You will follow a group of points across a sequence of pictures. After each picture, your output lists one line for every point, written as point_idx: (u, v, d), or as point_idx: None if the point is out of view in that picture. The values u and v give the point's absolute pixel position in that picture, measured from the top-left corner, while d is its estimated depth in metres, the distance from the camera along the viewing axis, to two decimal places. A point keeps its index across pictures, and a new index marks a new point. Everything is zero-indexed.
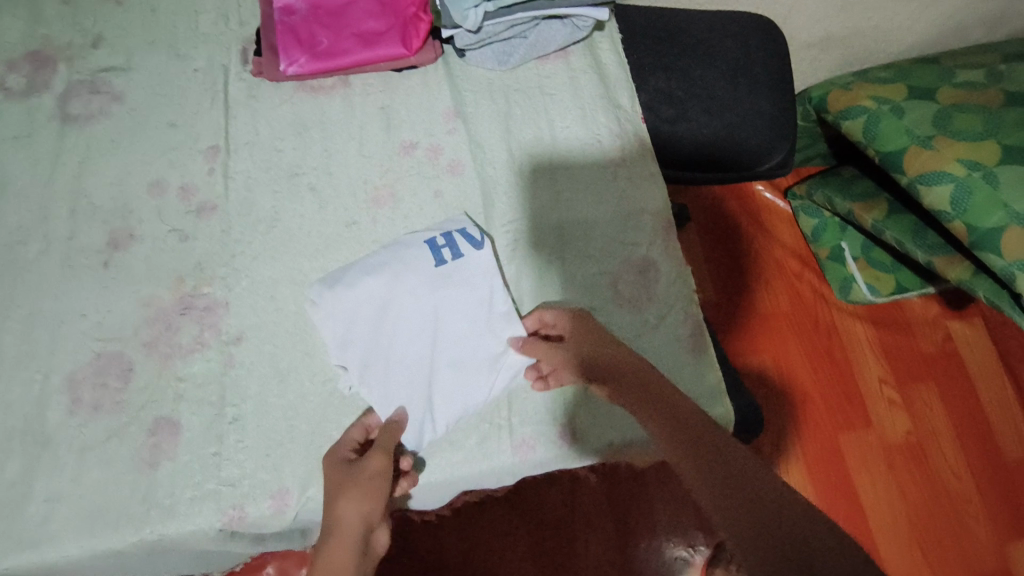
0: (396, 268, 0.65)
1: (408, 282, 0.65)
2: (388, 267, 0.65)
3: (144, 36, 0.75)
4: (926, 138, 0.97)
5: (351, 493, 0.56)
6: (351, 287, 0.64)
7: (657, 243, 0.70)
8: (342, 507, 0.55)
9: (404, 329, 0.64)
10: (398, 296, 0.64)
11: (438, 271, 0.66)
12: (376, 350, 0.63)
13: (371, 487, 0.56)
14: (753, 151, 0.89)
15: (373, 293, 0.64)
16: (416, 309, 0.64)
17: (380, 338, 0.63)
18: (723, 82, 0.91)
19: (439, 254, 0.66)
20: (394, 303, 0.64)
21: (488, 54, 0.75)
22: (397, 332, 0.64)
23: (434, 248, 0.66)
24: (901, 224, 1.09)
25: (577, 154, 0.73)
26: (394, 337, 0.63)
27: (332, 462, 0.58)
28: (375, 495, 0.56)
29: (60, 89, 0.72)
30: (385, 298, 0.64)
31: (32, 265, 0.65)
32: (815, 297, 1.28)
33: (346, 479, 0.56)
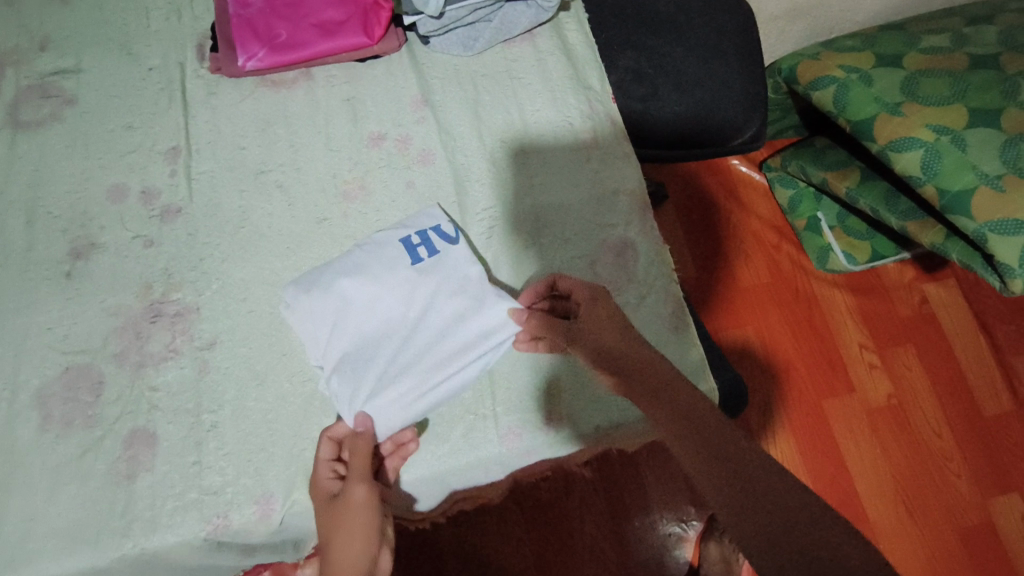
0: (372, 267, 0.64)
1: (385, 282, 0.63)
2: (365, 268, 0.64)
3: (94, 36, 0.72)
4: (895, 105, 0.98)
5: (342, 529, 0.54)
6: (327, 289, 0.63)
7: (634, 223, 0.69)
8: (336, 544, 0.54)
9: (382, 331, 0.62)
10: (375, 297, 0.63)
11: (414, 269, 0.64)
12: (354, 354, 0.61)
13: (357, 518, 0.55)
14: (725, 125, 0.88)
15: (349, 295, 0.63)
16: (394, 310, 0.63)
17: (358, 340, 0.62)
18: (692, 57, 0.90)
19: (415, 254, 0.65)
20: (371, 306, 0.63)
21: (453, 40, 0.74)
22: (376, 334, 0.62)
23: (410, 248, 0.65)
24: (873, 191, 1.10)
25: (548, 137, 0.73)
26: (373, 340, 0.62)
27: (315, 494, 0.56)
28: (363, 527, 0.55)
29: (8, 95, 0.69)
30: (362, 299, 0.63)
31: None
32: (793, 267, 1.29)
33: (335, 515, 0.55)
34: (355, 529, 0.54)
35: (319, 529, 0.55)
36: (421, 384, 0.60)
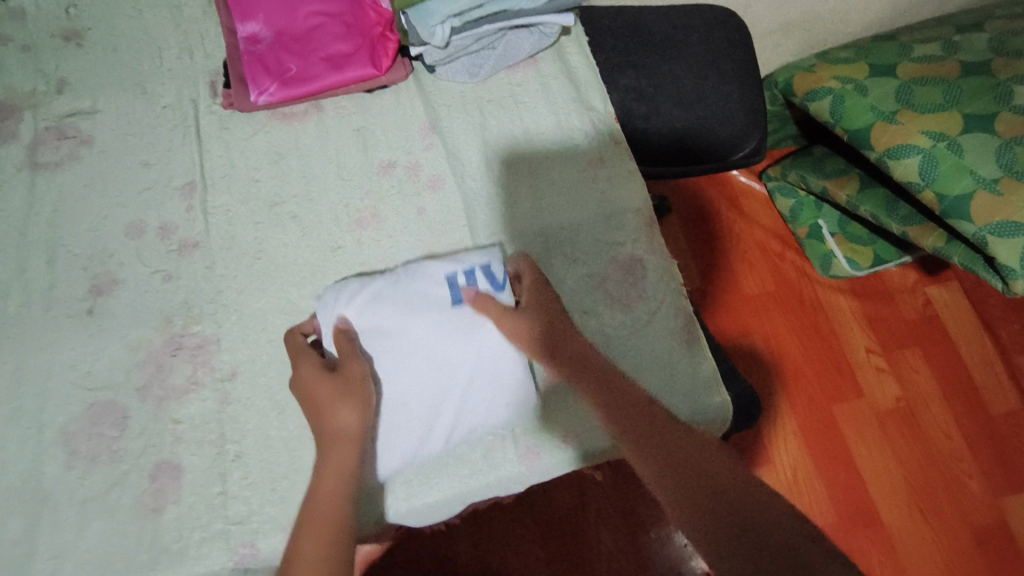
0: (412, 301, 0.64)
1: (422, 322, 0.63)
2: (405, 303, 0.64)
3: (109, 77, 0.74)
4: (890, 113, 1.00)
5: (342, 397, 0.58)
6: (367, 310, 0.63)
7: (642, 240, 0.70)
8: (338, 413, 0.57)
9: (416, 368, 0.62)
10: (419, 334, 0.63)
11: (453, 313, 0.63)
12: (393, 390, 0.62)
13: (359, 387, 0.59)
14: (725, 142, 0.90)
15: (388, 325, 0.63)
16: (431, 351, 0.63)
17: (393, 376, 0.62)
18: (691, 75, 0.92)
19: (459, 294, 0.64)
20: (410, 348, 0.63)
21: (458, 68, 0.76)
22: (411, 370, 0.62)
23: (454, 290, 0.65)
24: (873, 197, 1.11)
25: (555, 159, 0.74)
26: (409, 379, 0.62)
27: (309, 368, 0.60)
28: (364, 395, 0.59)
29: (26, 137, 0.71)
30: (400, 331, 0.63)
31: (14, 320, 0.64)
32: (797, 275, 1.31)
33: (333, 385, 0.58)
34: (362, 400, 0.58)
35: (317, 400, 0.58)
36: (439, 434, 0.61)
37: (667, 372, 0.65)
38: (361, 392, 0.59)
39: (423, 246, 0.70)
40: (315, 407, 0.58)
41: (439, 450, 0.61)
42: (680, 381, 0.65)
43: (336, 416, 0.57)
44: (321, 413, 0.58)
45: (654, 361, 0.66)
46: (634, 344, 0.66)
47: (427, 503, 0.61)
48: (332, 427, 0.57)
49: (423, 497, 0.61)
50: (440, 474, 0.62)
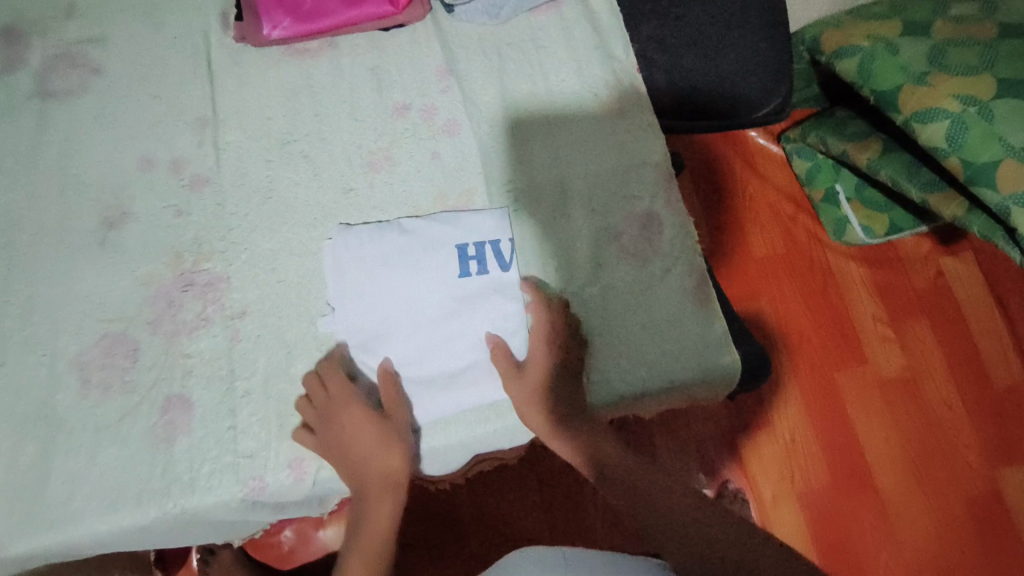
0: (420, 260, 0.65)
1: (427, 280, 0.65)
2: (412, 261, 0.65)
3: (119, 4, 0.72)
4: (921, 75, 0.97)
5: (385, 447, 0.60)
6: (371, 253, 0.65)
7: (660, 195, 0.69)
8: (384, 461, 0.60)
9: (419, 328, 0.64)
10: (424, 297, 0.64)
11: (460, 281, 0.65)
12: (391, 341, 0.63)
13: (406, 436, 0.60)
14: (749, 98, 0.87)
15: (392, 277, 0.65)
16: (434, 314, 0.64)
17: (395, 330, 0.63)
18: (716, 26, 0.88)
19: (464, 263, 0.66)
20: (412, 308, 0.64)
21: (477, 8, 0.73)
22: (414, 328, 0.64)
23: (461, 257, 0.66)
24: (895, 161, 1.09)
25: (575, 111, 0.72)
26: (410, 339, 0.63)
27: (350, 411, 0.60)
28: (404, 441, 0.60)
29: (34, 64, 0.69)
30: (406, 286, 0.64)
31: (26, 248, 0.64)
32: (810, 239, 1.29)
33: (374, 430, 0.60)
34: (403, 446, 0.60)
35: (358, 445, 0.59)
36: (452, 383, 0.62)
37: (677, 328, 0.65)
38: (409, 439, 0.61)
39: (437, 193, 0.69)
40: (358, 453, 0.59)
41: (449, 398, 0.62)
42: (691, 338, 0.65)
43: (385, 464, 0.60)
44: (369, 460, 0.59)
45: (665, 319, 0.65)
46: (647, 299, 0.66)
47: (435, 446, 0.62)
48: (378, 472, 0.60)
49: (431, 442, 0.62)
50: (449, 419, 0.62)
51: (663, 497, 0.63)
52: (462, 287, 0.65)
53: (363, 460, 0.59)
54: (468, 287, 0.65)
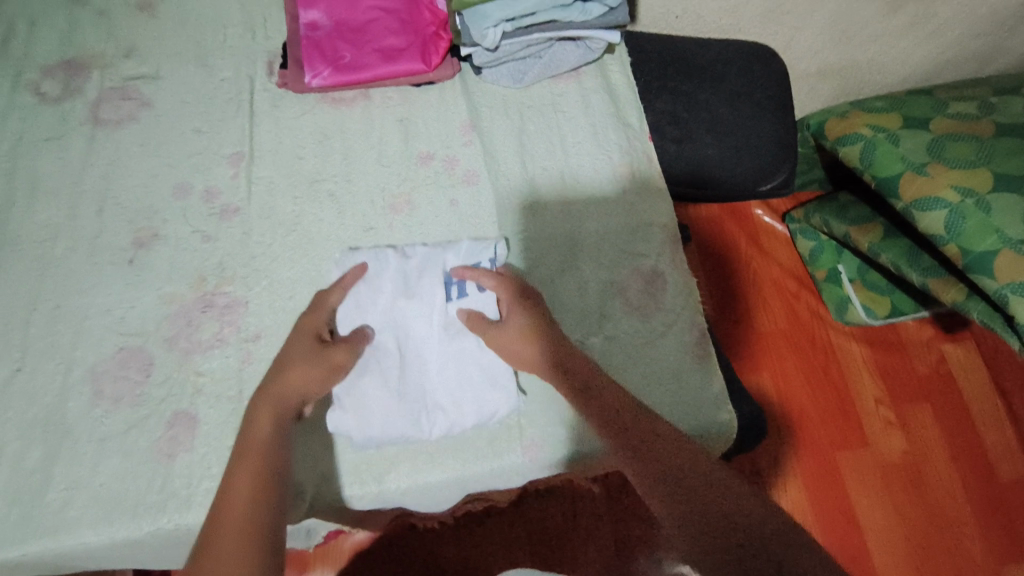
0: (410, 281, 0.68)
1: (419, 301, 0.67)
2: (409, 279, 0.68)
3: (174, 46, 0.78)
4: (920, 165, 1.01)
5: (306, 366, 0.60)
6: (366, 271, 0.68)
7: (665, 254, 0.72)
8: (293, 373, 0.60)
9: (417, 349, 0.66)
10: (415, 316, 0.67)
11: (448, 304, 0.67)
12: (380, 359, 0.65)
13: (330, 373, 0.61)
14: (755, 172, 0.92)
15: (386, 299, 0.67)
16: (426, 334, 0.67)
17: (389, 347, 0.66)
18: (726, 106, 0.94)
19: (449, 285, 0.68)
20: (409, 329, 0.67)
21: (503, 72, 0.79)
22: (411, 348, 0.66)
23: (445, 281, 0.68)
24: (895, 246, 1.12)
25: (588, 169, 0.76)
26: (407, 360, 0.66)
27: (308, 326, 0.63)
28: (324, 377, 0.61)
29: (90, 93, 0.74)
30: (394, 309, 0.67)
31: (59, 261, 0.67)
32: (811, 316, 1.31)
33: (312, 350, 0.61)
34: (321, 381, 0.61)
35: (292, 354, 0.62)
36: (451, 406, 0.64)
37: (676, 381, 0.67)
38: (332, 377, 0.61)
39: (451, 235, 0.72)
40: (284, 359, 0.61)
41: (454, 420, 0.63)
42: (690, 393, 0.66)
43: (289, 372, 0.60)
44: (288, 359, 0.61)
45: (663, 372, 0.67)
46: (647, 352, 0.68)
47: (430, 481, 0.63)
48: (285, 383, 0.59)
49: (428, 477, 0.63)
50: (444, 455, 0.63)
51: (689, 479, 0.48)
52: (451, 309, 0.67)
53: (276, 370, 0.60)
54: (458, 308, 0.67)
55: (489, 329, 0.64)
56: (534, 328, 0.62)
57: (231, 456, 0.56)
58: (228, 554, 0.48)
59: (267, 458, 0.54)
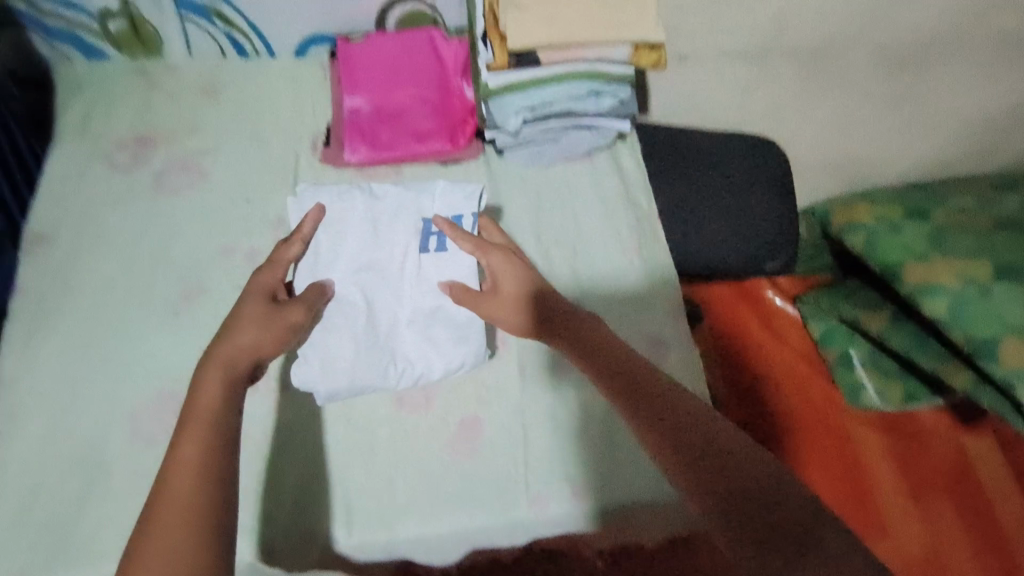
0: (382, 235, 0.76)
1: (391, 250, 0.75)
2: (382, 232, 0.76)
3: (233, 126, 0.88)
4: (922, 254, 1.07)
5: (260, 325, 0.62)
6: (341, 224, 0.75)
7: (668, 323, 0.78)
8: (246, 330, 0.61)
9: (386, 296, 0.74)
10: (387, 263, 0.75)
11: (421, 255, 0.75)
12: (347, 306, 0.72)
13: (285, 331, 0.64)
14: (754, 255, 1.00)
15: (358, 249, 0.74)
16: (396, 282, 0.74)
17: (354, 296, 0.73)
18: (732, 191, 1.01)
19: (424, 239, 0.75)
20: (381, 279, 0.74)
21: (524, 154, 0.87)
22: (381, 297, 0.74)
23: (422, 232, 0.76)
24: (903, 333, 1.20)
25: (598, 243, 0.83)
26: (378, 308, 0.73)
27: (258, 291, 0.65)
28: (279, 335, 0.63)
29: (157, 165, 0.84)
30: (367, 258, 0.75)
31: (114, 310, 0.74)
32: (826, 401, 1.31)
33: (266, 310, 0.64)
34: (276, 339, 0.63)
35: (241, 316, 0.62)
36: (416, 353, 0.72)
37: None
38: (286, 336, 0.64)
39: None
40: (234, 320, 0.62)
41: (418, 367, 0.71)
42: None
43: (240, 333, 0.60)
44: (240, 321, 0.62)
45: None
46: None
47: (441, 532, 0.67)
48: (237, 342, 0.59)
49: (440, 528, 0.68)
50: (455, 508, 0.68)
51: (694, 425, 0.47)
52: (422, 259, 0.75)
53: (225, 331, 0.60)
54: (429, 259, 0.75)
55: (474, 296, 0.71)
56: (512, 299, 0.69)
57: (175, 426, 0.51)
58: (173, 521, 0.43)
59: (220, 423, 0.51)
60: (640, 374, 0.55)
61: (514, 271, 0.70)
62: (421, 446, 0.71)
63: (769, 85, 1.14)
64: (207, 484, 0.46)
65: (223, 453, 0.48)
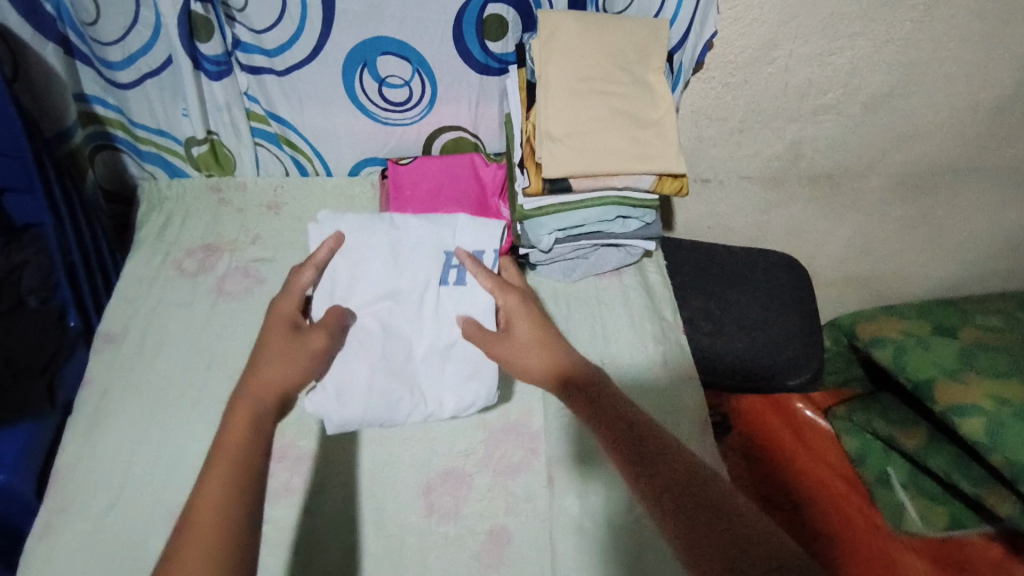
0: (403, 268, 0.82)
1: (412, 285, 0.82)
2: (403, 264, 0.83)
3: (290, 238, 0.96)
4: (953, 371, 1.18)
5: (283, 355, 0.68)
6: (363, 256, 0.82)
7: (696, 439, 0.80)
8: (269, 363, 0.67)
9: (405, 328, 0.81)
10: (408, 295, 0.82)
11: (440, 288, 0.82)
12: (364, 333, 0.78)
13: (309, 357, 0.70)
14: (783, 369, 1.01)
15: (381, 283, 0.81)
16: (416, 315, 0.81)
17: (371, 326, 0.79)
18: (755, 306, 1.05)
19: (445, 272, 0.83)
20: (402, 315, 0.81)
21: (555, 268, 0.93)
22: (400, 329, 0.81)
23: (445, 266, 0.83)
24: (943, 454, 1.20)
25: (626, 356, 0.87)
26: (398, 340, 0.80)
27: (277, 322, 0.72)
28: (302, 361, 0.69)
29: (219, 271, 0.91)
30: (390, 293, 0.82)
31: (167, 407, 0.78)
32: (864, 523, 1.29)
33: (288, 340, 0.69)
34: (299, 364, 0.69)
35: (265, 348, 0.69)
36: (430, 379, 0.79)
37: None
38: (310, 362, 0.70)
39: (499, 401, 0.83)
40: (258, 354, 0.68)
41: (431, 395, 0.78)
42: None
43: (262, 369, 0.66)
44: (263, 355, 0.68)
45: None
46: None
47: None
48: (260, 377, 0.65)
49: None
50: None
51: (665, 463, 0.59)
52: (440, 292, 0.82)
53: (251, 365, 0.66)
54: (447, 294, 0.82)
55: (490, 335, 0.77)
56: (517, 334, 0.76)
57: (208, 457, 0.58)
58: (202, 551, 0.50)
59: (245, 456, 0.57)
60: (632, 420, 0.64)
61: (524, 309, 0.78)
62: (451, 554, 0.72)
63: (787, 206, 1.21)
64: (234, 509, 0.53)
65: (248, 476, 0.56)
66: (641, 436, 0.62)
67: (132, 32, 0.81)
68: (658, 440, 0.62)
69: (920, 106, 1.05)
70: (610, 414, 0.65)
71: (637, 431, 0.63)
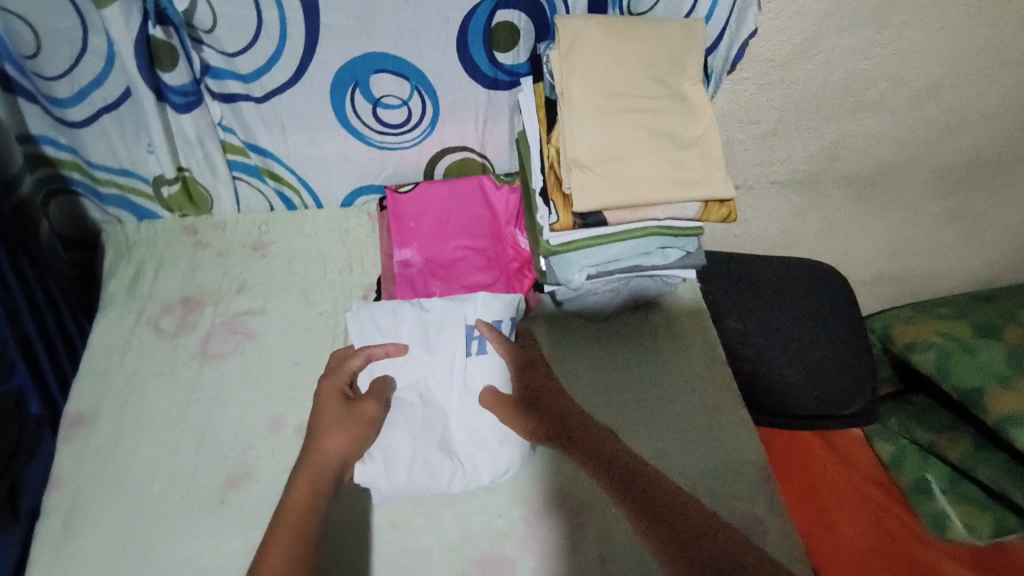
0: (430, 342, 0.77)
1: (440, 358, 0.76)
2: (430, 336, 0.77)
3: (281, 284, 0.84)
4: (1003, 377, 1.10)
5: (340, 431, 0.68)
6: (388, 331, 0.77)
7: (759, 497, 0.71)
8: (328, 440, 0.68)
9: (438, 401, 0.75)
10: (437, 368, 0.76)
11: (468, 358, 0.76)
12: (401, 411, 0.74)
13: (364, 429, 0.70)
14: (836, 396, 0.92)
15: (409, 361, 0.76)
16: (447, 387, 0.76)
17: (410, 399, 0.75)
18: (797, 327, 0.96)
19: (469, 341, 0.77)
20: (434, 389, 0.76)
21: (582, 303, 0.85)
22: (434, 403, 0.75)
23: (467, 335, 0.77)
24: (991, 463, 1.13)
25: (672, 403, 0.78)
26: (433, 414, 0.75)
27: (331, 391, 0.71)
28: (359, 434, 0.69)
29: (203, 329, 0.80)
30: (419, 369, 0.76)
31: (154, 501, 0.68)
32: (906, 534, 1.14)
33: (342, 415, 0.69)
34: (356, 439, 0.69)
35: (320, 420, 0.69)
36: (469, 452, 0.72)
37: None
38: (367, 436, 0.70)
39: (534, 470, 0.73)
40: (314, 427, 0.69)
41: (468, 470, 0.71)
42: None
43: (324, 442, 0.67)
44: (320, 430, 0.68)
45: None
46: None
47: None
48: (320, 454, 0.66)
49: None
50: None
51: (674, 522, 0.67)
52: (469, 363, 0.76)
53: (311, 441, 0.68)
54: (477, 363, 0.76)
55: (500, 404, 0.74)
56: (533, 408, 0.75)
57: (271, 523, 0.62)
58: None
59: (309, 530, 0.61)
60: (637, 479, 0.70)
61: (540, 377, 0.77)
62: None
63: (821, 209, 1.11)
64: None
65: (310, 555, 0.59)
66: (648, 494, 0.69)
67: (82, 62, 0.69)
68: (662, 496, 0.69)
69: (969, 99, 0.96)
70: (616, 472, 0.71)
71: (643, 489, 0.70)
